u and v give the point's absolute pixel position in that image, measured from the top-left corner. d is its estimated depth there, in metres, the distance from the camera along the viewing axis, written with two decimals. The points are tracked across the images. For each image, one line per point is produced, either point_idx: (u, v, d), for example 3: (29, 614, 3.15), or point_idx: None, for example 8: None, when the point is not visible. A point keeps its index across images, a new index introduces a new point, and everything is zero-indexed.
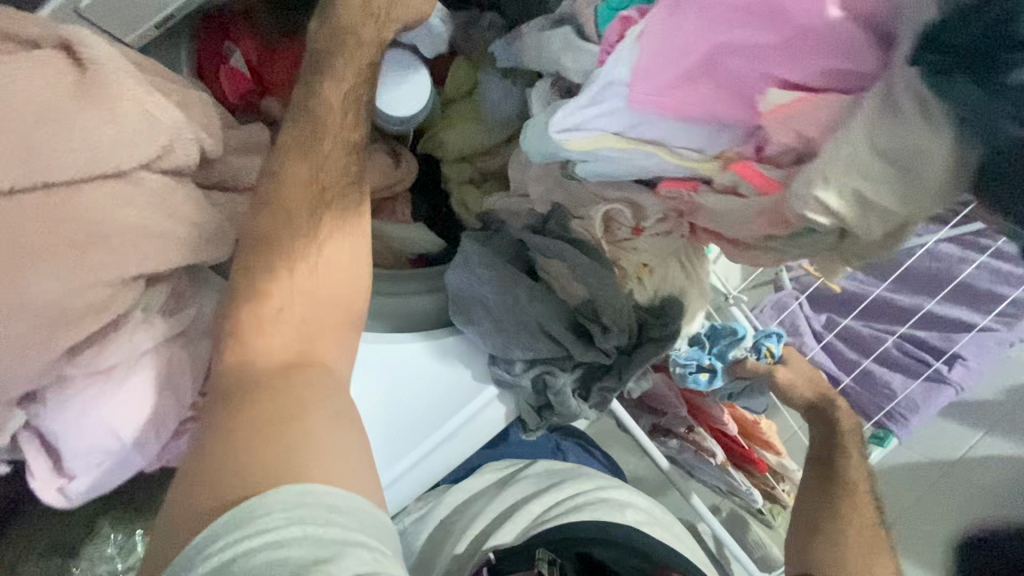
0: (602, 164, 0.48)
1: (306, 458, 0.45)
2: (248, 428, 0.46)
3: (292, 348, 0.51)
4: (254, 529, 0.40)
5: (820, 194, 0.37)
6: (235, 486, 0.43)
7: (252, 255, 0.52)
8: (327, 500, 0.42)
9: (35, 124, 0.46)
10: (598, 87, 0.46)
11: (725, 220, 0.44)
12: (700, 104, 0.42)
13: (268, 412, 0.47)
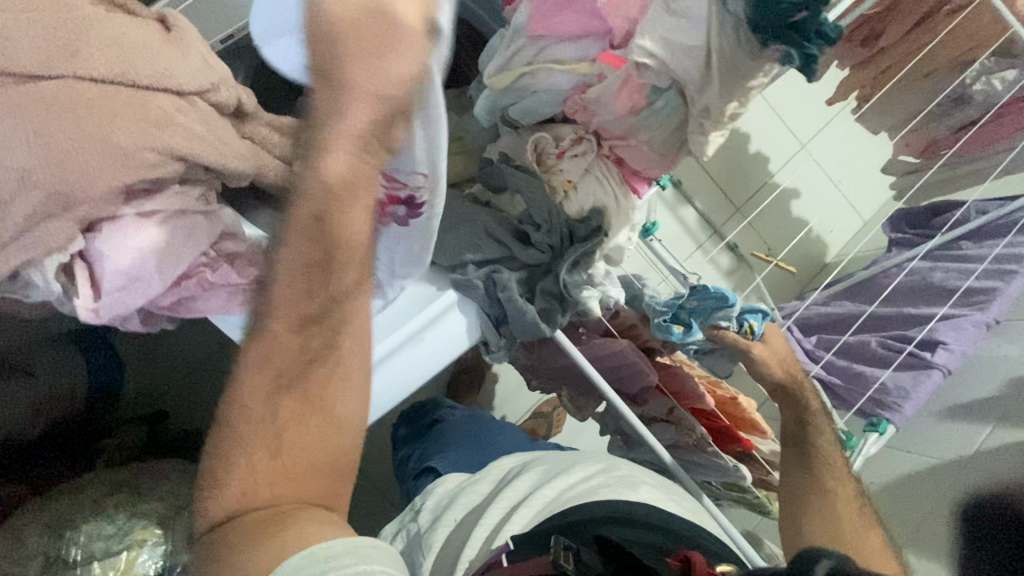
0: (526, 102, 0.55)
1: (308, 532, 0.42)
2: (236, 562, 0.41)
3: (290, 472, 0.45)
4: None
5: (641, 43, 0.46)
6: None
7: (249, 392, 0.46)
8: (326, 552, 0.41)
9: (119, 44, 0.45)
10: (509, 37, 0.54)
11: (603, 107, 0.50)
12: (569, 23, 0.50)
13: (255, 541, 0.42)
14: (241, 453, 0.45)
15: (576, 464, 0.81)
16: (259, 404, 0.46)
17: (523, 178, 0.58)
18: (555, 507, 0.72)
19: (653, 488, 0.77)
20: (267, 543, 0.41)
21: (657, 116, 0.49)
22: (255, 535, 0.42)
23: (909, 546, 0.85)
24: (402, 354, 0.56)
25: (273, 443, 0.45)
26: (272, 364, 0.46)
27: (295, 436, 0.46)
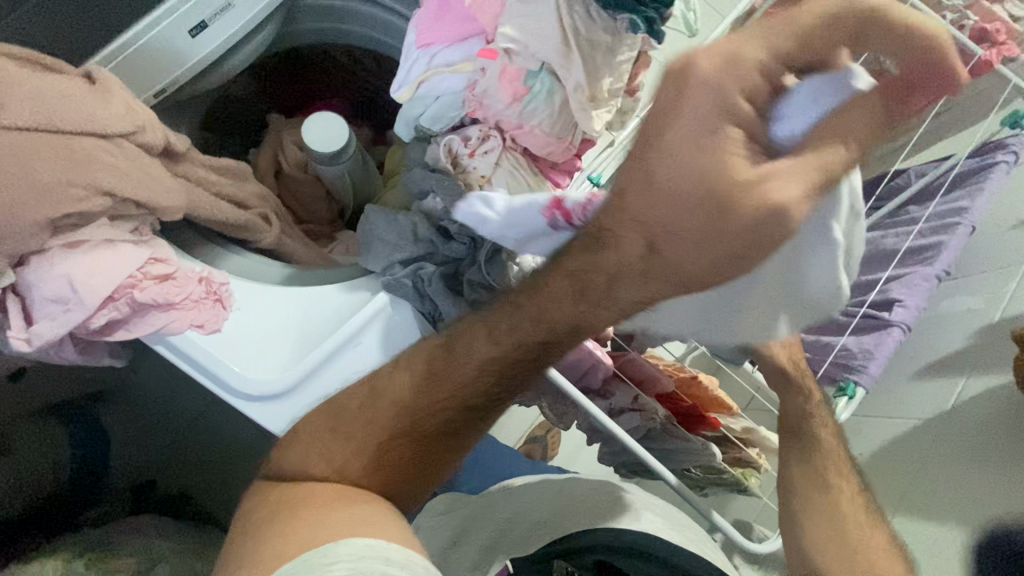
0: (428, 108, 0.59)
1: (365, 526, 0.46)
2: (311, 526, 0.47)
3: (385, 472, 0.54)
4: (328, 558, 0.43)
5: (506, 31, 0.50)
6: (308, 535, 0.46)
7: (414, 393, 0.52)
8: (386, 554, 0.44)
9: (41, 95, 0.50)
10: (404, 57, 0.59)
11: (494, 95, 0.53)
12: (448, 32, 0.55)
13: (342, 507, 0.49)
14: (323, 453, 0.54)
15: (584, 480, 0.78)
16: (360, 435, 0.54)
17: (438, 179, 0.61)
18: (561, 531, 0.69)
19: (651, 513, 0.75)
20: (316, 526, 0.47)
21: (540, 99, 0.53)
22: (301, 522, 0.48)
23: (898, 516, 0.84)
24: (341, 357, 0.58)
25: (363, 457, 0.54)
26: (388, 407, 0.53)
27: (388, 480, 0.54)
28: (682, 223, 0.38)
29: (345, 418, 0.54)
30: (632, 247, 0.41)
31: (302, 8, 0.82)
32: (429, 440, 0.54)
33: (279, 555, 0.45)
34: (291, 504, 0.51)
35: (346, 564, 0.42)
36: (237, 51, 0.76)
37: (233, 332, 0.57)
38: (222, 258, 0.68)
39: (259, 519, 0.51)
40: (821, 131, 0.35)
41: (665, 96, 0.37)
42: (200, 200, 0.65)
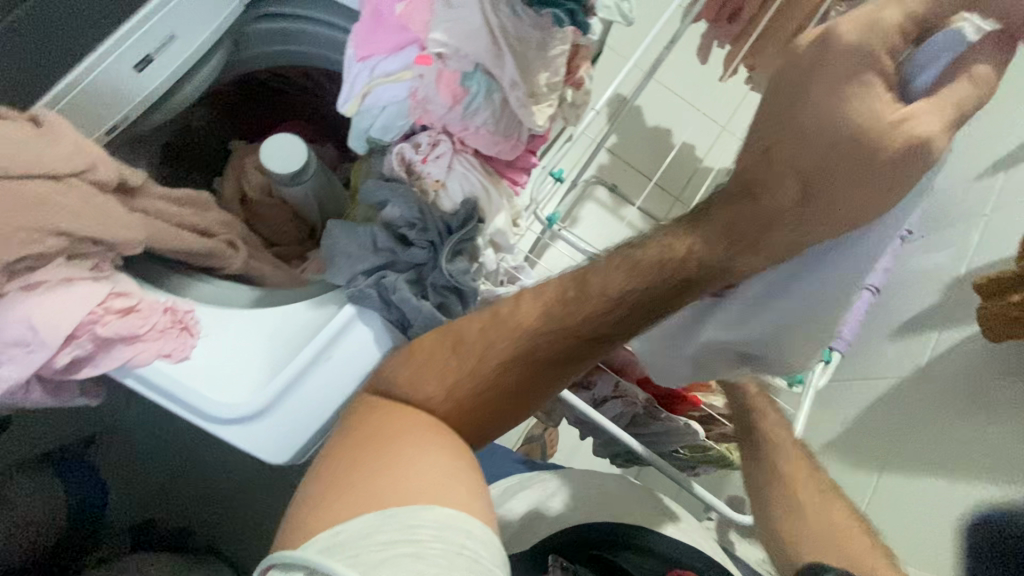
0: (376, 120, 0.60)
1: (442, 488, 0.44)
2: (398, 468, 0.45)
3: (484, 403, 0.53)
4: (408, 518, 0.41)
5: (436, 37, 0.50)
6: (390, 483, 0.44)
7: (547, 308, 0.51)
8: (459, 523, 0.42)
9: None
10: (347, 70, 0.59)
11: (436, 100, 0.54)
12: (384, 42, 0.55)
13: (430, 446, 0.48)
14: (435, 375, 0.53)
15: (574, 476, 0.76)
16: (475, 357, 0.52)
17: (393, 187, 0.62)
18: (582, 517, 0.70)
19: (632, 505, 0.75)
20: (397, 476, 0.45)
21: (480, 100, 0.54)
22: (380, 470, 0.45)
23: (881, 477, 0.83)
24: (311, 372, 0.58)
25: (470, 386, 0.52)
26: (509, 334, 0.52)
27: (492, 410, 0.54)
28: (834, 166, 0.41)
29: (468, 343, 0.53)
30: (786, 191, 0.43)
31: (249, 34, 0.82)
32: (542, 377, 0.53)
33: (360, 500, 0.43)
34: (373, 438, 0.49)
35: (432, 535, 0.40)
36: (187, 81, 0.78)
37: (201, 359, 0.57)
38: (190, 288, 0.68)
39: (343, 449, 0.49)
40: (952, 80, 0.38)
41: (808, 53, 0.40)
42: (159, 232, 0.66)
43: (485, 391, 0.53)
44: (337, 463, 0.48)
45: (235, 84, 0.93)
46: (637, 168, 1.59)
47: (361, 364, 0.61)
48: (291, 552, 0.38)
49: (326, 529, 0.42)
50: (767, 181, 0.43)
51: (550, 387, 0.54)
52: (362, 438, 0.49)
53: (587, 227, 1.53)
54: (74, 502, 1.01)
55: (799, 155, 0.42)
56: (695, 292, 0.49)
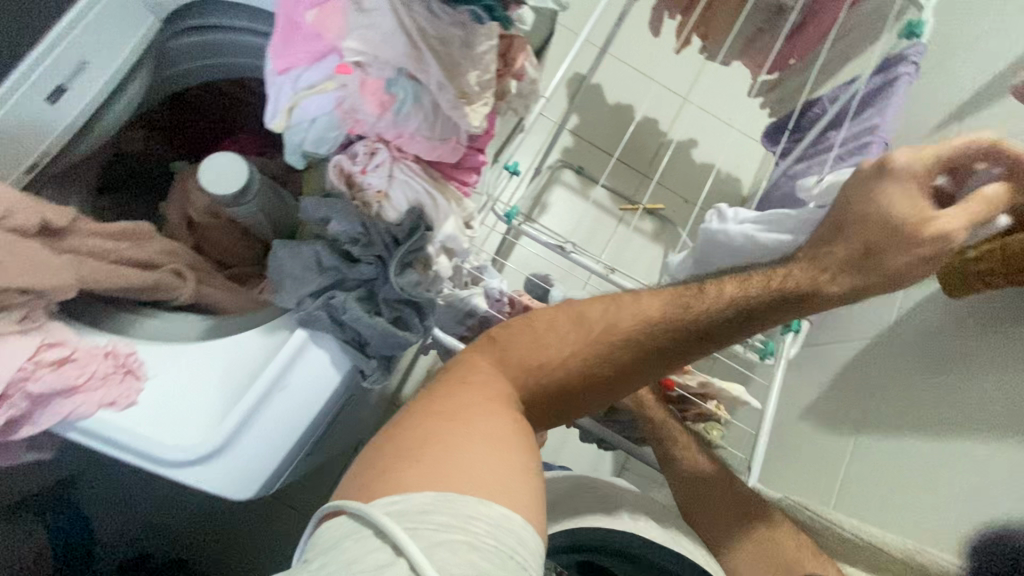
0: (308, 133, 0.56)
1: (504, 490, 0.48)
2: (473, 450, 0.50)
3: (575, 383, 0.60)
4: (465, 511, 0.44)
5: (351, 45, 0.47)
6: (468, 461, 0.49)
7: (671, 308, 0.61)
8: (509, 531, 0.45)
9: None
10: (269, 84, 0.56)
11: (364, 110, 0.51)
12: (302, 52, 0.52)
13: (504, 428, 0.53)
14: (559, 338, 0.60)
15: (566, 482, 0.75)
16: (597, 337, 0.60)
17: (332, 203, 0.59)
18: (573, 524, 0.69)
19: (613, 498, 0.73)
20: (463, 463, 0.49)
21: (409, 106, 0.51)
22: (451, 452, 0.49)
23: (856, 442, 0.81)
24: (268, 402, 0.56)
25: (585, 357, 0.60)
26: (633, 318, 0.61)
27: (593, 387, 0.61)
28: (885, 237, 0.60)
29: (594, 323, 0.61)
30: (849, 250, 0.61)
31: (173, 50, 0.78)
32: (649, 364, 0.61)
33: (430, 473, 0.47)
34: (452, 414, 0.54)
35: (485, 529, 0.44)
36: (109, 107, 0.74)
37: (150, 402, 0.55)
38: (134, 325, 0.65)
39: (432, 409, 0.54)
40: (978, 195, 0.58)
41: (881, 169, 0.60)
42: (93, 271, 0.63)
43: (594, 366, 0.60)
44: (424, 425, 0.53)
45: (169, 103, 0.89)
46: (600, 148, 1.57)
47: (320, 387, 0.59)
48: (365, 508, 0.43)
49: (391, 493, 0.46)
50: (841, 246, 0.62)
51: (648, 372, 0.62)
52: (446, 409, 0.54)
53: (556, 212, 1.50)
54: (56, 549, 0.99)
55: (863, 233, 0.61)
56: (777, 312, 0.62)
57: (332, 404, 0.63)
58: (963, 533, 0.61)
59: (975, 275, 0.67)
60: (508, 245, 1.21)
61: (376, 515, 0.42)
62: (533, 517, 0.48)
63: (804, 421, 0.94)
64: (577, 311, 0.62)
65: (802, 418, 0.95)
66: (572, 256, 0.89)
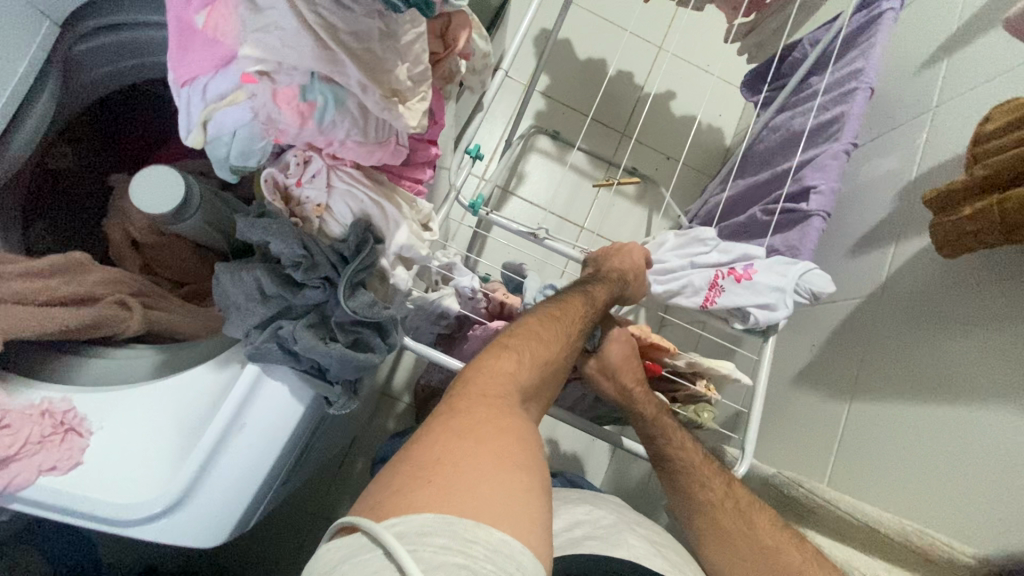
0: (231, 148, 0.50)
1: (507, 511, 0.41)
2: (484, 466, 0.44)
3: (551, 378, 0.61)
4: (466, 534, 0.38)
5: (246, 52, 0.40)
6: (476, 478, 0.43)
7: (600, 296, 0.73)
8: (515, 559, 0.38)
9: None
10: (175, 95, 0.49)
11: (285, 121, 0.45)
12: (202, 59, 0.45)
13: (513, 440, 0.48)
14: (550, 330, 0.63)
15: (561, 505, 0.72)
16: (571, 330, 0.65)
17: (268, 222, 0.53)
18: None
19: (608, 513, 0.71)
20: (472, 481, 0.42)
21: (332, 113, 0.45)
22: (461, 468, 0.43)
23: (851, 409, 0.79)
24: (225, 444, 0.52)
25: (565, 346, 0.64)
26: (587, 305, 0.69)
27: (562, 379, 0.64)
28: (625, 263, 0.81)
29: (560, 317, 0.66)
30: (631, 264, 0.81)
31: (81, 56, 0.69)
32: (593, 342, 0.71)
33: (438, 490, 0.41)
34: (466, 429, 0.48)
35: (485, 554, 0.37)
36: (16, 132, 0.66)
37: (96, 461, 0.51)
38: (76, 371, 0.61)
39: (452, 427, 0.47)
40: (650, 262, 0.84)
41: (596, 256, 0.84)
42: (21, 320, 0.57)
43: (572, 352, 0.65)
44: (433, 438, 0.46)
45: (96, 111, 0.81)
46: (573, 110, 1.48)
47: (280, 420, 0.55)
48: (372, 525, 0.37)
49: (396, 516, 0.39)
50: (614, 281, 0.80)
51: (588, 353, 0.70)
52: (458, 417, 0.49)
53: (534, 184, 1.43)
54: None
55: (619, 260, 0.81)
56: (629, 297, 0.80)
57: (299, 437, 0.59)
58: (974, 517, 0.60)
59: (971, 233, 0.63)
60: (481, 240, 1.27)
61: (383, 532, 0.36)
62: (542, 548, 0.41)
63: (797, 387, 0.92)
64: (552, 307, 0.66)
65: (793, 385, 0.93)
66: (546, 243, 0.84)
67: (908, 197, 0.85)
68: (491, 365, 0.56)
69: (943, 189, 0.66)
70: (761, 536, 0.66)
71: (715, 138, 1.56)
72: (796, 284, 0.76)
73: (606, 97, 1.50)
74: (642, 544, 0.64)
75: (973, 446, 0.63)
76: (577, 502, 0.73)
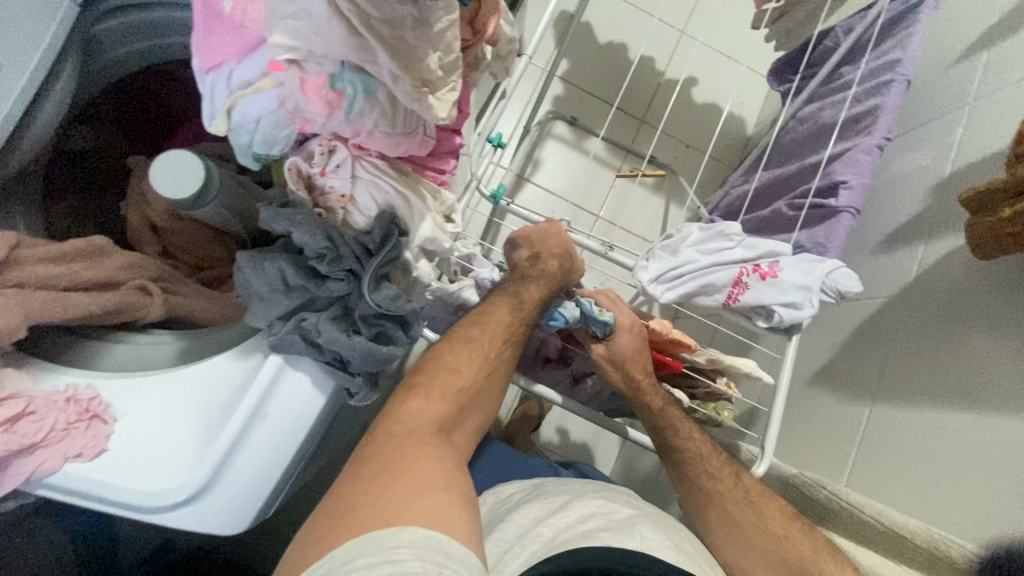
0: (254, 135, 0.49)
1: (428, 518, 0.47)
2: (400, 490, 0.49)
3: (468, 401, 0.63)
4: (387, 548, 0.43)
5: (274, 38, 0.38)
6: (393, 501, 0.48)
7: (516, 302, 0.68)
8: (439, 547, 0.44)
9: None
10: (199, 79, 0.48)
11: (311, 110, 0.44)
12: (228, 43, 0.43)
13: (427, 463, 0.54)
14: (461, 356, 0.64)
15: (574, 497, 0.71)
16: (485, 349, 0.65)
17: (288, 213, 0.52)
18: (545, 553, 0.59)
19: (622, 505, 0.71)
20: (398, 498, 0.48)
21: (361, 102, 0.44)
22: (380, 495, 0.48)
23: (872, 410, 0.78)
24: (247, 436, 0.52)
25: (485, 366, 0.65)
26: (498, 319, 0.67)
27: (494, 396, 0.67)
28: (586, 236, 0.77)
29: (475, 338, 0.65)
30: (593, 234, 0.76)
31: (102, 36, 0.69)
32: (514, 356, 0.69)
33: (362, 519, 0.46)
34: (384, 465, 0.52)
35: (411, 555, 0.42)
36: (36, 113, 0.65)
37: (122, 448, 0.52)
38: (101, 356, 0.61)
39: (366, 469, 0.52)
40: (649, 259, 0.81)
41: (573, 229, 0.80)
42: (44, 305, 0.57)
43: (491, 373, 0.66)
44: (344, 482, 0.51)
45: (115, 92, 0.80)
46: (592, 96, 1.45)
47: (294, 410, 0.54)
48: None
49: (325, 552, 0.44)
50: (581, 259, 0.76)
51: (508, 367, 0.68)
52: (367, 458, 0.53)
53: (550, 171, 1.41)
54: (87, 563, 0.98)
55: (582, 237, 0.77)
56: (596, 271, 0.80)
57: (319, 427, 0.59)
58: (997, 523, 0.59)
59: (1010, 235, 0.61)
60: (495, 228, 1.26)
61: None
62: (469, 540, 0.48)
63: (816, 385, 0.91)
64: (463, 332, 0.65)
65: (813, 383, 0.91)
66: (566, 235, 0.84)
67: (940, 195, 0.83)
68: (396, 407, 0.60)
69: (981, 189, 0.64)
70: (770, 524, 0.69)
71: (738, 126, 1.52)
72: (821, 283, 0.74)
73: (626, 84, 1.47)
74: (655, 536, 0.64)
75: (1001, 450, 0.62)
76: (590, 494, 0.72)
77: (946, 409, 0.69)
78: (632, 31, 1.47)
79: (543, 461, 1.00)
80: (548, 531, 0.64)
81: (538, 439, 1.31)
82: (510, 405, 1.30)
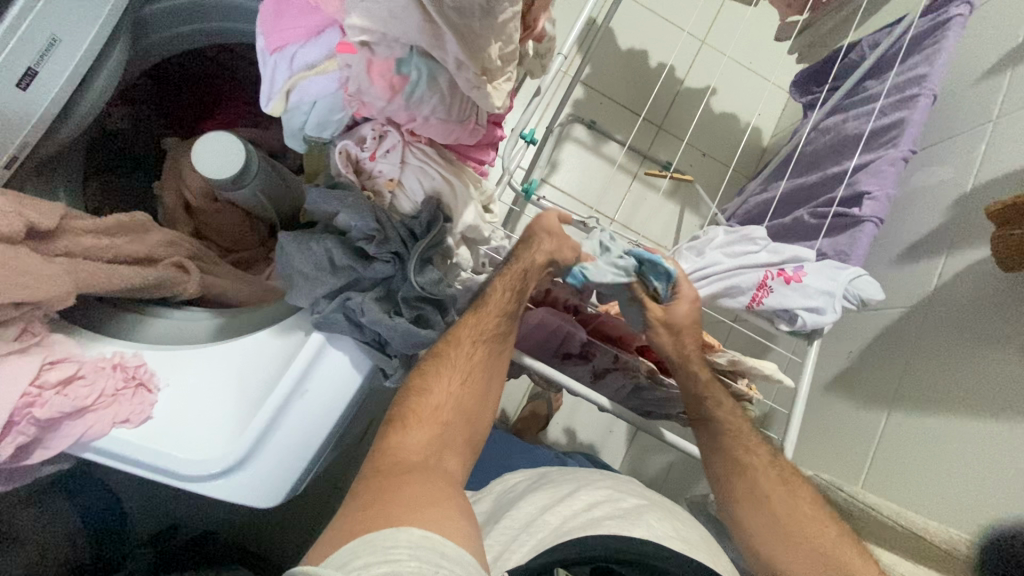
0: (309, 117, 0.50)
1: (425, 522, 0.47)
2: (393, 503, 0.50)
3: (454, 420, 0.62)
4: (383, 548, 0.42)
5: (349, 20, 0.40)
6: (390, 513, 0.48)
7: (481, 309, 0.65)
8: (437, 548, 0.43)
9: None
10: (260, 58, 0.49)
11: (373, 93, 0.45)
12: (297, 26, 0.45)
13: (421, 487, 0.53)
14: (436, 376, 0.62)
15: (580, 486, 0.72)
16: (463, 365, 0.63)
17: (337, 192, 0.54)
18: (552, 540, 0.60)
19: (632, 497, 0.71)
20: (392, 510, 0.49)
21: (422, 89, 0.45)
22: (377, 505, 0.50)
23: (890, 417, 0.79)
24: (286, 416, 0.53)
25: (465, 381, 0.63)
26: (468, 331, 0.64)
27: (485, 410, 0.65)
28: None
29: (446, 356, 0.63)
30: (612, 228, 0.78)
31: (152, 18, 0.70)
32: (497, 366, 0.66)
33: (360, 527, 0.47)
34: (377, 494, 0.52)
35: (406, 554, 0.42)
36: (85, 91, 0.66)
37: (165, 416, 0.53)
38: (144, 328, 0.62)
39: (360, 498, 0.52)
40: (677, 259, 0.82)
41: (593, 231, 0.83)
42: (93, 275, 0.58)
43: (470, 389, 0.64)
44: (345, 509, 0.52)
45: (158, 73, 0.82)
46: (613, 101, 1.47)
47: (320, 397, 0.54)
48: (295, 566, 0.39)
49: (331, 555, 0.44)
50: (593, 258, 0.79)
51: (493, 378, 0.66)
52: (361, 491, 0.53)
53: (569, 172, 1.43)
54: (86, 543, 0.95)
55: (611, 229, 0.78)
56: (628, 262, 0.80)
57: (353, 406, 0.60)
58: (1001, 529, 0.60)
59: None
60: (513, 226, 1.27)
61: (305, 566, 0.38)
62: (469, 547, 0.47)
63: (832, 393, 0.92)
64: (435, 351, 0.63)
65: (829, 391, 0.92)
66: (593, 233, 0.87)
67: (962, 208, 0.84)
68: (384, 440, 0.60)
69: (1009, 202, 0.64)
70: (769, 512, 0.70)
71: (756, 137, 1.54)
72: (844, 289, 0.75)
73: (647, 91, 1.49)
74: (663, 527, 0.65)
75: (1014, 461, 0.63)
76: (596, 484, 0.73)
77: (961, 419, 0.70)
78: (657, 39, 1.49)
79: (551, 453, 1.01)
80: (555, 519, 0.64)
81: (545, 438, 1.30)
82: (519, 401, 1.30)
